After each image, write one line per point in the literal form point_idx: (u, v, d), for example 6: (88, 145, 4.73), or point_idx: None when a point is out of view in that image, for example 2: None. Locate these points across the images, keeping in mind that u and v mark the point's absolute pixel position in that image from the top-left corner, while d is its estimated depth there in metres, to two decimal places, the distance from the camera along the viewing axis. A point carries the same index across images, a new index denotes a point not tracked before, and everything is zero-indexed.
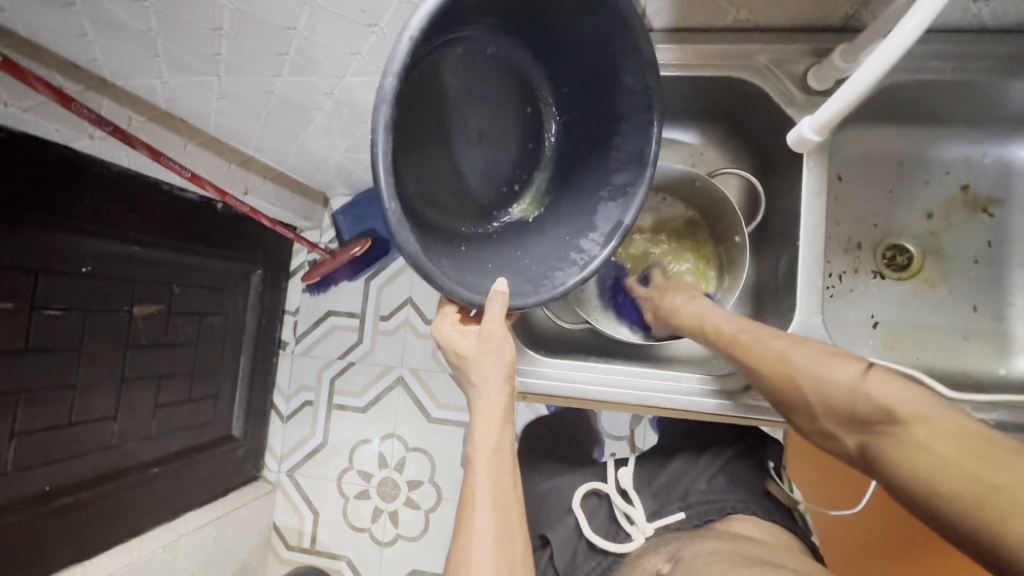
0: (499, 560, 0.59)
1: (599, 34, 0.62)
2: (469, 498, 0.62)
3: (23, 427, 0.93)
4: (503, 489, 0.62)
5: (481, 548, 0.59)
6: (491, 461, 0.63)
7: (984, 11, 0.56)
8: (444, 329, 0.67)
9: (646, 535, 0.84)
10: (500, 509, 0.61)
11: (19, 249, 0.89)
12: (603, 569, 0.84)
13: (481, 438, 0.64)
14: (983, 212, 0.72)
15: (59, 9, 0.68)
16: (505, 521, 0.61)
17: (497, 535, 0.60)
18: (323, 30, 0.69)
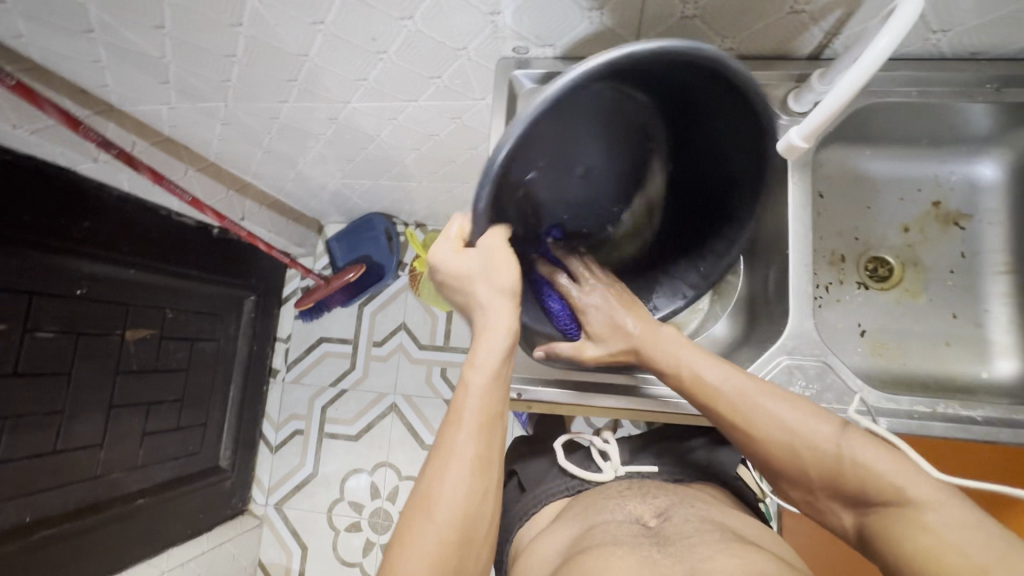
0: (472, 488, 0.51)
1: (742, 135, 0.56)
2: (451, 421, 0.54)
3: (7, 454, 0.91)
4: (491, 419, 0.54)
5: (456, 471, 0.51)
6: (485, 381, 0.55)
7: (942, 42, 0.60)
8: (441, 253, 0.60)
9: (618, 473, 0.73)
10: (485, 437, 0.53)
11: (13, 270, 0.88)
12: (572, 490, 0.73)
13: (478, 357, 0.56)
14: (954, 225, 0.77)
15: (78, 36, 0.71)
16: (487, 453, 0.53)
17: (475, 462, 0.52)
18: (332, 57, 0.72)
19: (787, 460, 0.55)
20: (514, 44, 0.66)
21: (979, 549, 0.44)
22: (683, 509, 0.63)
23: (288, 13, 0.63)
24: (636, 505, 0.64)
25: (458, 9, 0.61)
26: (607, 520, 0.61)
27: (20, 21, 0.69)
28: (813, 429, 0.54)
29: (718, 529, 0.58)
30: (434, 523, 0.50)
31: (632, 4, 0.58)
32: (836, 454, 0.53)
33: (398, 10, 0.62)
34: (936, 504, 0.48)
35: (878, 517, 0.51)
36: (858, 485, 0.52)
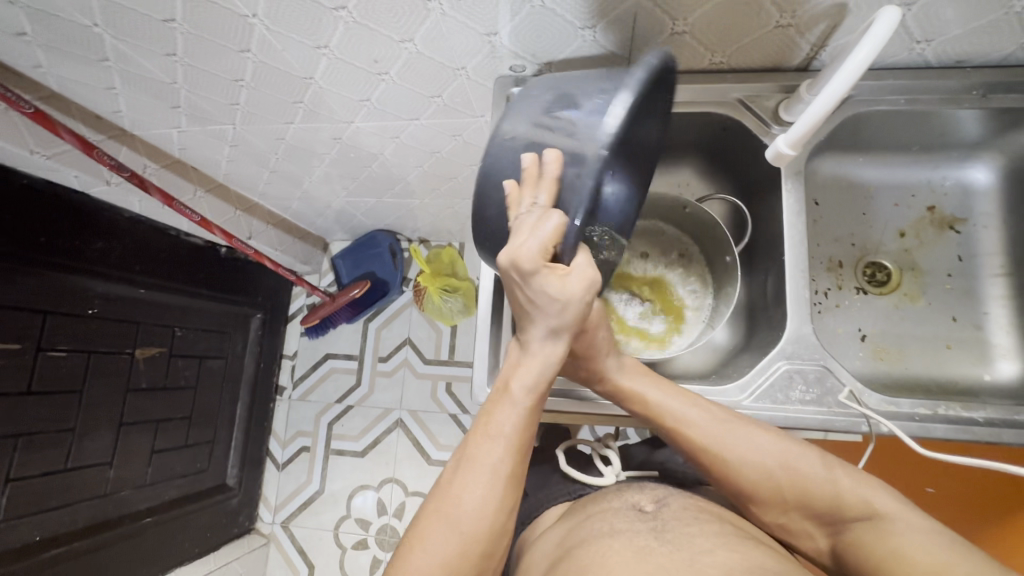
0: (501, 505, 0.51)
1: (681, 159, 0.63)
2: (484, 433, 0.53)
3: (18, 472, 0.92)
4: (527, 440, 0.54)
5: (489, 486, 0.51)
6: (530, 404, 0.54)
7: (927, 51, 0.62)
8: (530, 249, 0.49)
9: (618, 475, 0.72)
10: (521, 458, 0.53)
11: (29, 289, 0.91)
12: (573, 494, 0.72)
13: (521, 375, 0.55)
14: (950, 229, 0.78)
15: (95, 64, 0.74)
16: (520, 472, 0.53)
17: (510, 479, 0.52)
18: (336, 79, 0.75)
19: (759, 485, 0.56)
20: (511, 63, 0.69)
21: (941, 547, 0.47)
22: (680, 497, 0.63)
23: (294, 38, 0.66)
24: (634, 494, 0.64)
25: (456, 31, 0.63)
26: (603, 509, 0.62)
27: (39, 52, 0.72)
28: (789, 453, 0.56)
29: (716, 519, 0.58)
30: (456, 532, 0.49)
31: (625, 22, 0.60)
32: (810, 474, 0.54)
33: (399, 33, 0.64)
34: (901, 514, 0.50)
35: (857, 531, 0.52)
36: (829, 503, 0.53)
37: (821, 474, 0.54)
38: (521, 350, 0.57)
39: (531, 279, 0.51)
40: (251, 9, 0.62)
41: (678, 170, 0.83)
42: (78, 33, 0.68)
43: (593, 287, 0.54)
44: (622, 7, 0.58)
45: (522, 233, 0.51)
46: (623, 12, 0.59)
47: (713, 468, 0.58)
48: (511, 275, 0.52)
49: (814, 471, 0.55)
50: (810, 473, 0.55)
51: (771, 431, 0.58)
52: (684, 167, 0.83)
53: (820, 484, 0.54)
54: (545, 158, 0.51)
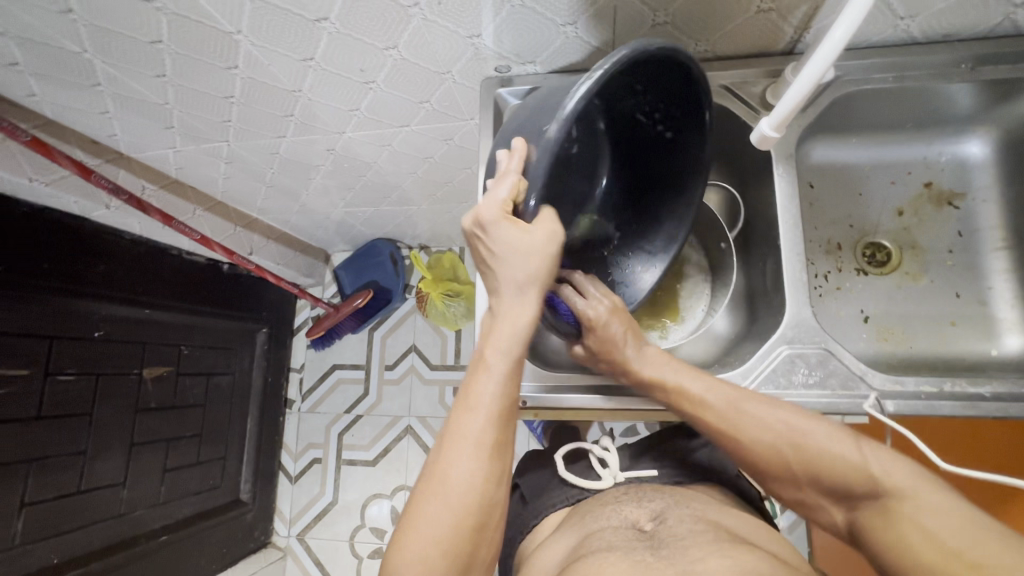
0: (487, 470, 0.50)
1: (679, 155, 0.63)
2: (464, 407, 0.52)
3: (32, 496, 0.93)
4: (507, 410, 0.53)
5: (471, 455, 0.50)
6: (506, 369, 0.53)
7: (912, 27, 0.61)
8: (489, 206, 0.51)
9: (618, 480, 0.72)
10: (501, 423, 0.52)
11: (34, 315, 0.92)
12: (573, 498, 0.72)
13: (495, 342, 0.54)
14: (948, 205, 0.77)
15: (87, 90, 0.75)
16: (503, 437, 0.52)
17: (493, 444, 0.51)
18: (324, 90, 0.75)
19: (769, 459, 0.55)
20: (496, 64, 0.69)
21: (955, 534, 0.46)
22: (679, 509, 0.62)
23: (280, 52, 0.67)
24: (632, 510, 0.64)
25: (438, 35, 0.64)
26: (602, 527, 0.61)
27: (32, 81, 0.73)
28: (796, 429, 0.55)
29: (712, 529, 0.57)
30: (446, 506, 0.49)
31: (606, 16, 0.60)
32: (824, 453, 0.53)
33: (383, 41, 0.64)
34: (916, 493, 0.49)
35: (871, 513, 0.51)
36: (841, 475, 0.52)
37: (825, 444, 0.53)
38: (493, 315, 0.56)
39: (494, 236, 0.52)
40: (235, 26, 0.63)
41: None
42: (69, 60, 0.69)
43: (556, 238, 0.54)
44: (601, 2, 0.58)
45: (496, 186, 0.52)
46: (603, 6, 0.59)
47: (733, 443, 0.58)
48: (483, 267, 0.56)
49: (820, 443, 0.54)
50: (813, 447, 0.54)
51: (785, 407, 0.56)
52: None
53: (833, 456, 0.53)
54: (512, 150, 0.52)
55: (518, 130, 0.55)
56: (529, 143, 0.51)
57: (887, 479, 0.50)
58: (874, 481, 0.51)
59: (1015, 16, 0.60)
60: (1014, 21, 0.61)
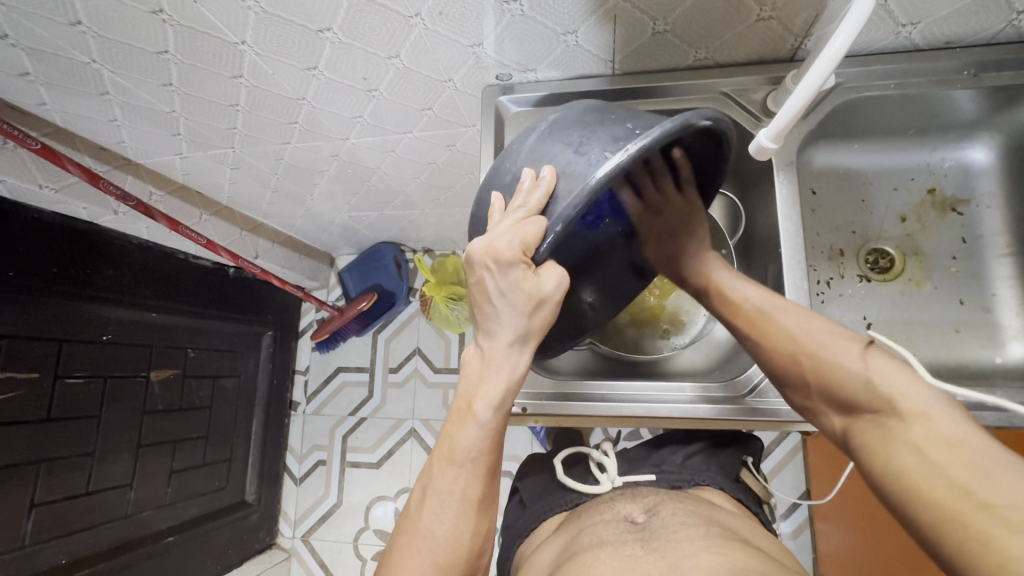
0: (469, 527, 0.54)
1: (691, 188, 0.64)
2: (449, 460, 0.55)
3: (42, 497, 0.95)
4: (491, 466, 0.55)
5: (456, 514, 0.54)
6: (490, 424, 0.55)
7: (913, 34, 0.61)
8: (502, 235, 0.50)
9: (615, 484, 0.72)
10: (484, 482, 0.55)
11: (44, 319, 0.93)
12: (571, 503, 0.73)
13: (484, 395, 0.55)
14: (952, 211, 0.77)
15: (95, 98, 0.77)
16: (487, 496, 0.55)
17: (477, 503, 0.54)
18: (327, 98, 0.76)
19: (784, 357, 0.55)
20: (497, 72, 0.70)
21: (959, 471, 0.42)
22: (672, 503, 0.63)
23: (284, 62, 0.68)
24: (626, 505, 0.65)
25: (441, 45, 0.64)
26: (596, 521, 0.62)
27: (42, 90, 0.75)
28: (824, 340, 0.53)
29: (706, 523, 0.57)
30: (429, 563, 0.52)
31: (606, 24, 0.61)
32: (840, 367, 0.51)
33: (385, 50, 0.65)
34: (929, 419, 0.45)
35: (868, 427, 0.49)
36: (842, 382, 0.51)
37: (842, 355, 0.51)
38: (482, 361, 0.56)
39: (506, 274, 0.51)
40: (240, 37, 0.63)
41: None
42: (78, 70, 0.70)
43: (561, 285, 0.55)
44: (601, 12, 0.59)
45: (515, 225, 0.50)
46: (604, 16, 0.59)
47: (754, 345, 0.59)
48: (482, 268, 0.53)
49: (840, 357, 0.51)
50: (839, 364, 0.51)
51: (822, 322, 0.55)
52: None
53: (848, 375, 0.50)
54: (542, 173, 0.51)
55: (550, 143, 0.53)
56: (567, 167, 0.50)
57: (900, 397, 0.47)
58: (883, 394, 0.48)
59: (1018, 23, 0.59)
60: (1016, 29, 0.60)
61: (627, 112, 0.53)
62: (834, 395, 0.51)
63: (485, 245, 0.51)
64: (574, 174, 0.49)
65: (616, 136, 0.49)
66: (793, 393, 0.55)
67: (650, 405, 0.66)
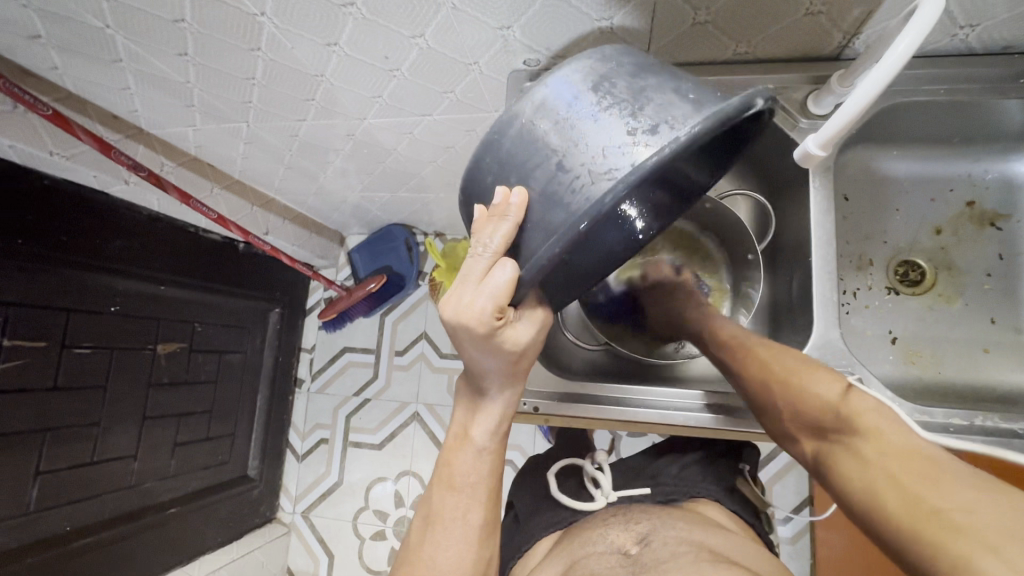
0: (476, 552, 0.56)
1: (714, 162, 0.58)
2: (451, 490, 0.57)
3: (47, 466, 0.95)
4: (491, 490, 0.58)
5: (462, 540, 0.56)
6: (486, 452, 0.58)
7: (970, 37, 0.58)
8: (473, 298, 0.48)
9: (610, 498, 0.71)
10: (485, 507, 0.58)
11: (53, 288, 0.93)
12: (564, 521, 0.71)
13: (481, 423, 0.58)
14: (990, 226, 0.73)
15: (109, 65, 0.74)
16: (489, 520, 0.58)
17: (481, 527, 0.57)
18: (347, 76, 0.73)
19: (762, 387, 0.58)
20: (525, 57, 0.67)
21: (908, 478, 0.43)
22: (663, 531, 0.61)
23: (304, 36, 0.65)
24: (616, 533, 0.63)
25: (469, 25, 0.61)
26: (587, 552, 0.61)
27: (54, 54, 0.72)
28: (795, 366, 0.57)
29: (712, 546, 0.56)
30: None
31: (644, 12, 0.57)
32: (810, 390, 0.54)
33: (410, 29, 0.62)
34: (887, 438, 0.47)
35: (837, 451, 0.50)
36: (816, 413, 0.53)
37: (815, 383, 0.54)
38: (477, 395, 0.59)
39: (489, 335, 0.50)
40: (260, 8, 0.61)
41: None
42: (90, 35, 0.68)
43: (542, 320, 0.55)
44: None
45: (484, 284, 0.48)
46: (643, 2, 0.55)
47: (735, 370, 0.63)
48: (456, 334, 0.51)
49: (821, 397, 0.53)
50: (814, 404, 0.53)
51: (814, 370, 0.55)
52: None
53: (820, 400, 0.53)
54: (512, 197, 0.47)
55: (537, 135, 0.46)
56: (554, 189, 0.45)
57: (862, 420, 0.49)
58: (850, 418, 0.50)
59: None
60: None
61: (634, 80, 0.45)
62: (806, 418, 0.54)
63: (457, 311, 0.49)
64: (556, 203, 0.45)
65: (619, 144, 0.43)
66: (767, 416, 0.58)
67: (666, 412, 0.65)
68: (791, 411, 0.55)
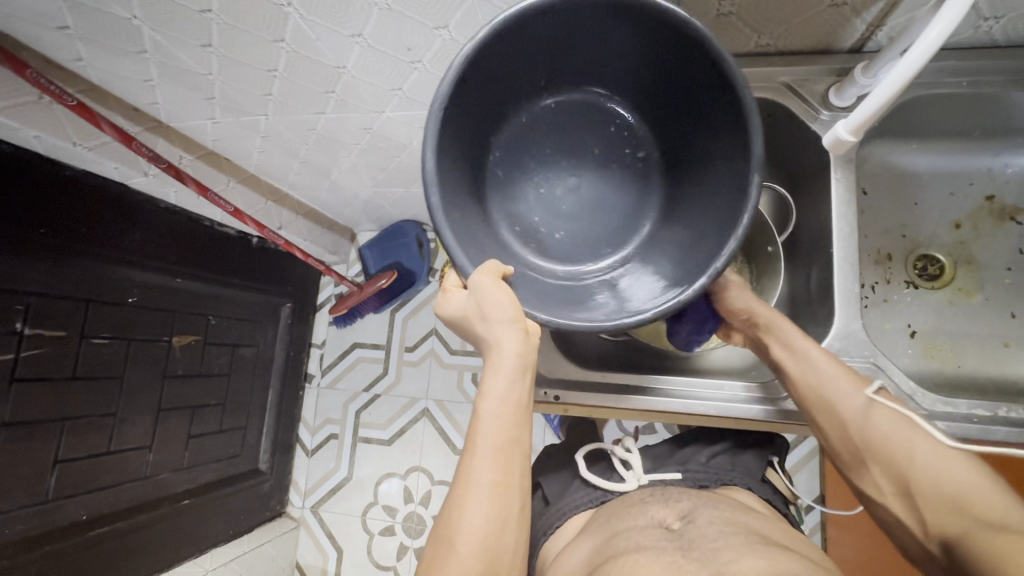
0: (495, 513, 0.54)
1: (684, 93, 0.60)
2: (470, 449, 0.55)
3: (65, 454, 0.96)
4: (509, 447, 0.56)
5: (481, 498, 0.54)
6: (499, 408, 0.56)
7: (994, 28, 0.58)
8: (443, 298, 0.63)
9: (641, 482, 0.72)
10: (501, 465, 0.55)
11: (73, 279, 0.93)
12: (595, 501, 0.72)
13: (493, 381, 0.56)
14: (1010, 220, 0.73)
15: (133, 57, 0.75)
16: (505, 479, 0.55)
17: (498, 486, 0.54)
18: (368, 67, 0.74)
19: (818, 406, 0.58)
20: None
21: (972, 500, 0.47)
22: (707, 510, 0.61)
23: (329, 27, 0.65)
24: (659, 509, 0.63)
25: (492, 17, 0.62)
26: (630, 526, 0.61)
27: (80, 45, 0.73)
28: (845, 387, 0.57)
29: (744, 532, 0.56)
30: (460, 554, 0.52)
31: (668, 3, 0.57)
32: (869, 415, 0.55)
33: (433, 20, 0.63)
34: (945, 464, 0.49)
35: (897, 476, 0.52)
36: (873, 435, 0.54)
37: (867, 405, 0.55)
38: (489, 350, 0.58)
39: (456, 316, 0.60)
40: None
41: None
42: (117, 25, 0.68)
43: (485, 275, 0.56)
44: None
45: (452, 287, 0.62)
46: None
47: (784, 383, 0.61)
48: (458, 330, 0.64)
49: (875, 419, 0.54)
50: (866, 431, 0.54)
51: (867, 393, 0.56)
52: None
53: (878, 423, 0.54)
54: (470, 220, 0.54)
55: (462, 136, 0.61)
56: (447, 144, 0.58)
57: (918, 446, 0.51)
58: (908, 444, 0.52)
59: None
60: None
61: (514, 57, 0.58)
62: (865, 441, 0.55)
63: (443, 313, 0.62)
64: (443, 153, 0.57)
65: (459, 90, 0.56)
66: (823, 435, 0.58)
67: (687, 402, 0.67)
68: (851, 435, 0.55)
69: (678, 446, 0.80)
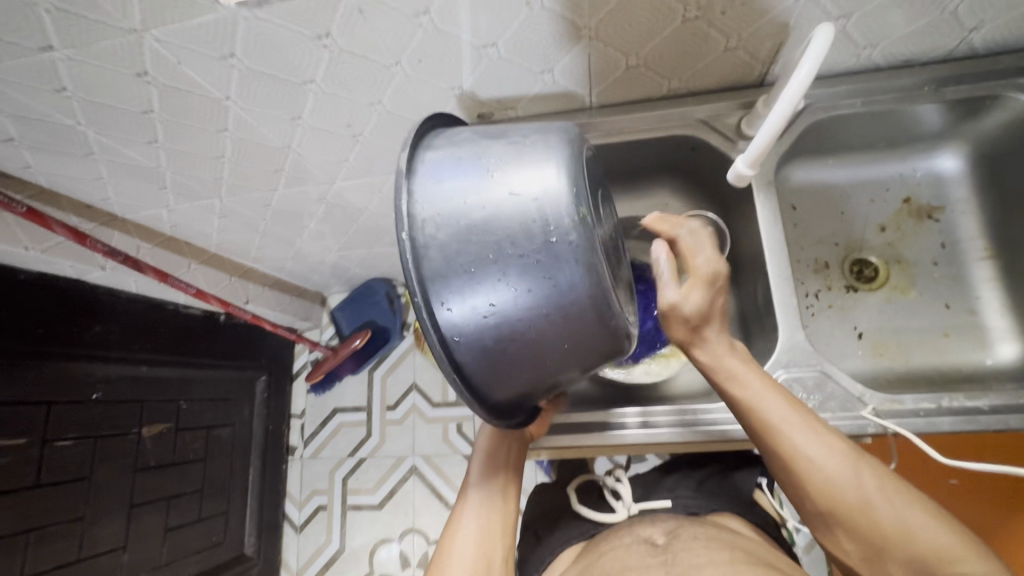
0: (478, 555, 0.61)
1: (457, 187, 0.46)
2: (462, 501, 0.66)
3: (30, 569, 0.91)
4: (492, 503, 0.65)
5: (466, 541, 0.62)
6: (485, 468, 0.67)
7: (873, 55, 0.64)
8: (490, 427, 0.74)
9: (631, 510, 0.72)
10: (484, 514, 0.64)
11: (34, 382, 0.92)
12: (587, 534, 0.71)
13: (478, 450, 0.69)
14: (928, 219, 0.79)
15: (82, 158, 0.77)
16: (489, 525, 0.63)
17: (481, 530, 0.63)
18: (313, 144, 0.77)
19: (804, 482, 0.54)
20: (478, 110, 0.71)
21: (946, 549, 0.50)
22: (691, 527, 0.62)
23: (270, 113, 0.69)
24: (646, 529, 0.64)
25: (421, 88, 0.65)
26: (616, 546, 0.61)
27: (26, 154, 0.75)
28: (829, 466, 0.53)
29: (727, 546, 0.56)
30: None
31: (580, 63, 0.62)
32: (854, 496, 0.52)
33: (367, 97, 0.66)
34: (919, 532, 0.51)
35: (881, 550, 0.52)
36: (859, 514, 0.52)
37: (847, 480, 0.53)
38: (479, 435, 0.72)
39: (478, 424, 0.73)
40: (224, 92, 0.65)
41: (656, 192, 0.85)
42: (62, 133, 0.71)
43: None
44: (575, 50, 0.60)
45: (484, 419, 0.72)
46: (576, 54, 0.61)
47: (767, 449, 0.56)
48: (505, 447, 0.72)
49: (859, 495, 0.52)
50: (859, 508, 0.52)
51: (822, 431, 0.55)
52: (661, 187, 0.85)
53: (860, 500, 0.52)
54: None
55: None
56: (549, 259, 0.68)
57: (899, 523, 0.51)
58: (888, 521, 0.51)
59: (970, 40, 0.62)
60: (970, 45, 0.63)
61: None
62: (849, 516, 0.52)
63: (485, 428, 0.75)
64: None
65: None
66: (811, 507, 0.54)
67: (655, 431, 0.66)
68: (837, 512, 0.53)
69: (662, 475, 0.80)
